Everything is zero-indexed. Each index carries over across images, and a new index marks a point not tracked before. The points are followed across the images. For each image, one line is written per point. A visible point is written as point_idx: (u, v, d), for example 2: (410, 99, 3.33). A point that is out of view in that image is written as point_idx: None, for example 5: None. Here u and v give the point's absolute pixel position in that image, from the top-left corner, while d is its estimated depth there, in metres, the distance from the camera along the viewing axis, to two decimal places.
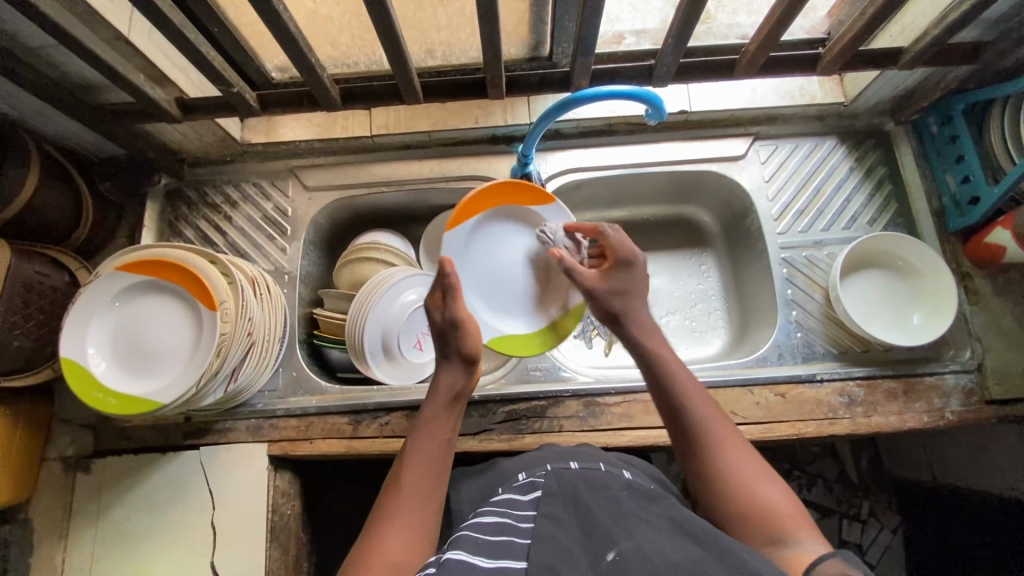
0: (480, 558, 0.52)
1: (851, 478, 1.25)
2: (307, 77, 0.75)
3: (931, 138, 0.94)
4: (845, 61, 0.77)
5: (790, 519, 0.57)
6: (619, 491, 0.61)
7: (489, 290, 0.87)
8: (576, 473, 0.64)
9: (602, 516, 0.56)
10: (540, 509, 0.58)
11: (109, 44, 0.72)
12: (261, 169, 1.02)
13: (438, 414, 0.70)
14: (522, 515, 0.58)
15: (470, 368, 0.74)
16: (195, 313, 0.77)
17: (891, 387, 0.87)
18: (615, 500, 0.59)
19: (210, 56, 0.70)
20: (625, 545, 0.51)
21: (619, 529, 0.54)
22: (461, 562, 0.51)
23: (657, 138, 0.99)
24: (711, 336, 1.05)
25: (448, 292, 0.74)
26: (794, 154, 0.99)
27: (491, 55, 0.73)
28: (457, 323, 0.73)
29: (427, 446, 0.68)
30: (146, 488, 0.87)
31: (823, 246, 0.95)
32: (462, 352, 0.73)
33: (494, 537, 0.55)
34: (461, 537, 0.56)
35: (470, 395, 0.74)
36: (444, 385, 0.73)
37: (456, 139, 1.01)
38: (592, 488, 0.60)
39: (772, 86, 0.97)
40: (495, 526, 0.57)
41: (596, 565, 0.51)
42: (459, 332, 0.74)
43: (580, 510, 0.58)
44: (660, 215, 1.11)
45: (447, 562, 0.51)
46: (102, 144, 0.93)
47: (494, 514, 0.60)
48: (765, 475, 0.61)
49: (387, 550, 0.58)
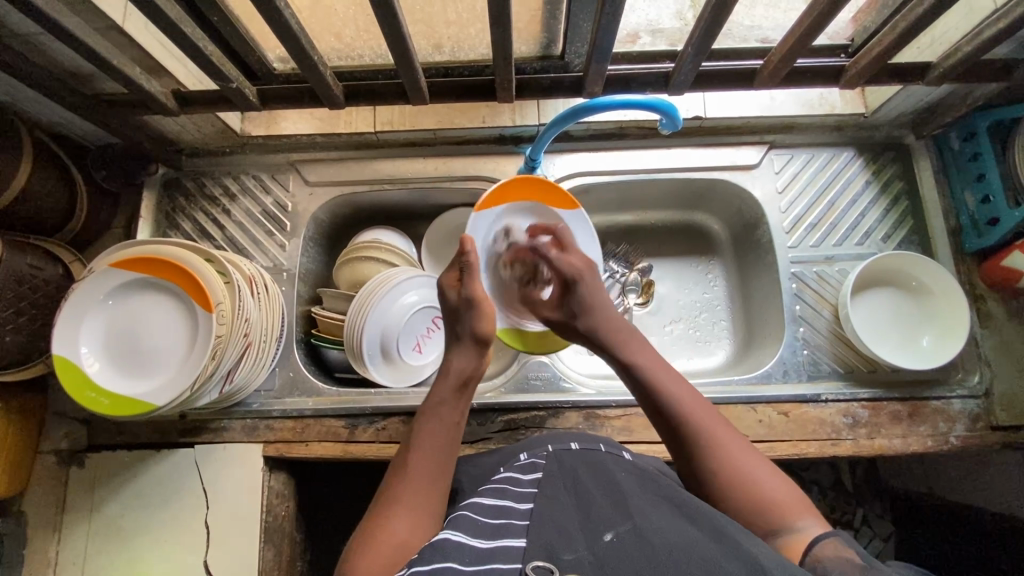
0: (479, 538, 0.50)
1: (845, 486, 1.23)
2: (310, 74, 0.72)
3: (952, 154, 0.92)
4: (869, 75, 0.74)
5: (783, 504, 0.57)
6: (619, 475, 0.60)
7: (497, 282, 0.87)
8: (578, 458, 0.64)
9: (602, 500, 0.55)
10: (540, 490, 0.58)
11: (102, 33, 0.69)
12: (261, 162, 0.99)
13: (446, 397, 0.69)
14: (521, 496, 0.58)
15: (481, 350, 0.73)
16: (189, 302, 0.76)
17: (896, 410, 0.86)
18: (616, 482, 0.58)
19: (208, 51, 0.68)
20: (623, 527, 0.50)
21: (618, 511, 0.52)
22: (460, 543, 0.50)
23: (670, 144, 0.96)
24: (714, 347, 1.03)
25: (465, 271, 0.75)
26: (809, 165, 0.96)
27: (502, 58, 0.70)
28: (471, 303, 0.74)
29: (435, 428, 0.67)
30: (141, 484, 0.87)
31: (835, 262, 0.93)
32: (473, 332, 0.73)
33: (492, 519, 0.54)
34: (460, 518, 0.55)
35: (480, 378, 0.73)
36: (455, 368, 0.71)
37: (463, 139, 0.98)
38: (593, 474, 0.60)
39: (792, 94, 0.93)
40: (495, 508, 0.56)
41: (592, 543, 0.49)
42: (472, 311, 0.73)
43: (582, 493, 0.57)
44: (669, 221, 1.09)
45: (445, 542, 0.49)
46: (99, 132, 0.90)
47: (494, 495, 0.59)
48: (753, 457, 0.60)
49: (395, 530, 0.56)
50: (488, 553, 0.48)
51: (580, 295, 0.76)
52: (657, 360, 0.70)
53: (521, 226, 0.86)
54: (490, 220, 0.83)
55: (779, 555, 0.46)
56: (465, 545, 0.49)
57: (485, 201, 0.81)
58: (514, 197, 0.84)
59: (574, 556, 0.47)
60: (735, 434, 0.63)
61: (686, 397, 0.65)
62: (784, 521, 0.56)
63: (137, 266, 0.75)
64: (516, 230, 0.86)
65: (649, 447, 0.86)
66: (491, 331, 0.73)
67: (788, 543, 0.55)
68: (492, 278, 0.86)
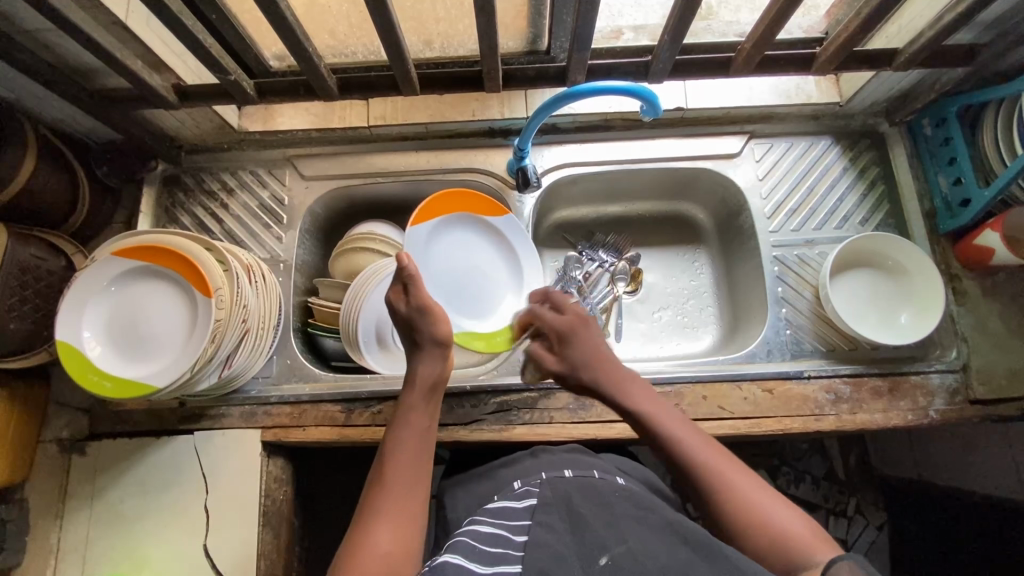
0: (477, 563, 0.55)
1: (839, 475, 1.26)
2: (304, 66, 0.75)
3: (924, 140, 0.95)
4: (839, 61, 0.78)
5: (806, 543, 0.58)
6: (612, 497, 0.63)
7: (454, 292, 0.94)
8: (572, 483, 0.66)
9: (597, 522, 0.58)
10: (536, 517, 0.60)
11: (107, 29, 0.72)
12: (259, 157, 1.03)
13: (416, 404, 0.72)
14: (517, 525, 0.60)
15: (444, 354, 0.76)
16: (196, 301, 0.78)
17: (877, 385, 0.88)
18: (608, 507, 0.61)
19: (208, 43, 0.71)
20: (617, 549, 0.54)
21: (612, 533, 0.56)
22: (458, 566, 0.55)
23: (654, 134, 1.00)
24: (702, 332, 1.06)
25: (407, 281, 0.76)
26: (789, 153, 0.99)
27: (487, 48, 0.73)
28: (424, 310, 0.76)
29: (408, 435, 0.70)
30: (141, 470, 0.88)
31: (815, 245, 0.96)
32: (434, 338, 0.75)
33: (490, 546, 0.57)
34: (458, 542, 0.59)
35: (446, 383, 0.76)
36: (422, 375, 0.74)
37: (454, 132, 1.01)
38: (587, 497, 0.62)
39: (769, 84, 0.97)
40: (492, 535, 0.59)
41: (588, 567, 0.53)
42: (427, 316, 0.75)
43: (575, 517, 0.59)
44: (656, 211, 1.12)
45: (444, 567, 0.55)
46: (101, 129, 0.94)
47: (490, 521, 0.62)
48: (774, 500, 0.61)
49: (376, 544, 0.59)
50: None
51: (576, 350, 0.79)
52: (660, 403, 0.73)
53: (457, 233, 0.96)
54: (428, 231, 0.92)
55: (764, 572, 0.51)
56: (462, 568, 0.54)
57: (422, 214, 0.90)
58: (446, 209, 0.93)
59: None
60: (753, 476, 0.64)
61: (686, 435, 0.68)
62: (807, 561, 0.56)
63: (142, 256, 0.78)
64: (456, 237, 0.96)
65: None
66: (448, 330, 0.76)
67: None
68: (443, 286, 0.94)
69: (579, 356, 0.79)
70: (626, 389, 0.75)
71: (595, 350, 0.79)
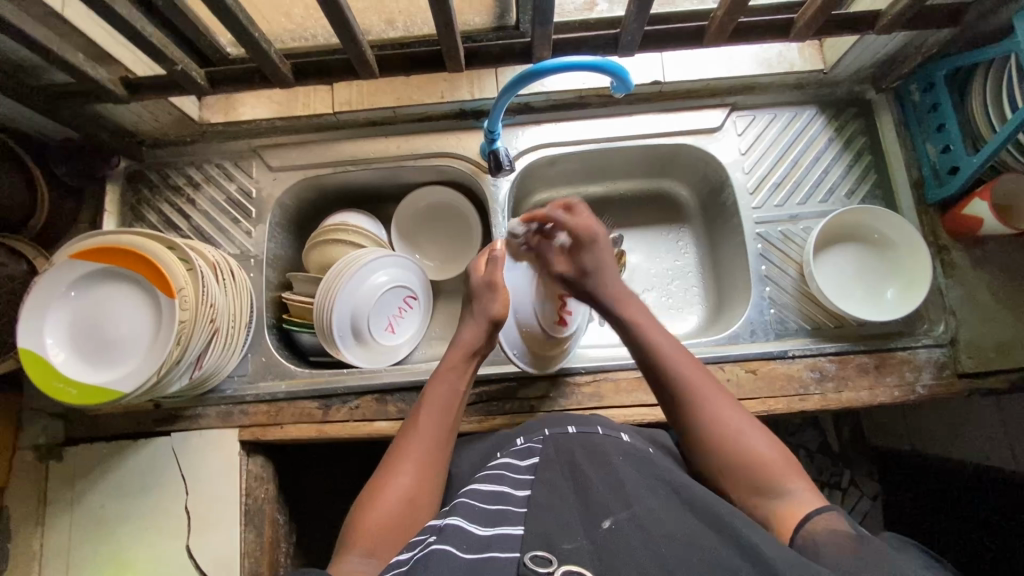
0: (476, 524, 0.52)
1: (833, 449, 1.28)
2: (251, 52, 0.71)
3: (913, 107, 0.91)
4: (818, 27, 0.74)
5: (777, 469, 0.59)
6: (615, 456, 0.61)
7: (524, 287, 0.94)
8: (574, 441, 0.65)
9: (599, 484, 0.55)
10: (537, 479, 0.59)
11: (40, 21, 0.68)
12: (223, 150, 0.99)
13: (454, 365, 0.77)
14: (518, 483, 0.59)
15: (491, 329, 0.81)
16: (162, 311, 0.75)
17: (863, 362, 0.86)
18: (612, 465, 0.59)
19: (147, 33, 0.67)
20: (620, 514, 0.51)
21: (616, 499, 0.53)
22: (459, 528, 0.52)
23: (631, 110, 0.96)
24: (686, 313, 1.04)
25: (491, 259, 0.84)
26: (771, 126, 0.96)
27: (445, 27, 0.69)
28: (493, 285, 0.82)
29: (441, 388, 0.75)
30: (121, 474, 0.88)
31: (799, 220, 0.93)
32: (487, 314, 0.80)
33: (491, 504, 0.56)
34: (460, 504, 0.57)
35: (486, 353, 0.80)
36: (464, 341, 0.79)
37: (424, 115, 0.97)
38: (591, 457, 0.60)
39: (749, 53, 0.93)
40: (493, 494, 0.58)
41: (591, 530, 0.50)
42: (491, 294, 0.82)
43: (578, 478, 0.57)
44: (638, 190, 1.09)
45: (446, 529, 0.52)
46: (55, 127, 0.90)
47: (490, 482, 0.60)
48: (742, 421, 0.64)
49: (400, 482, 0.65)
50: (486, 541, 0.50)
51: (591, 255, 0.82)
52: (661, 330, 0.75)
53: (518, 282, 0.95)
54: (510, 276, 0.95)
55: (783, 550, 0.46)
56: (465, 530, 0.52)
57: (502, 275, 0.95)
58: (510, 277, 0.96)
59: (574, 546, 0.49)
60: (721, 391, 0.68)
61: (684, 365, 0.70)
62: (772, 484, 0.58)
63: (115, 259, 0.75)
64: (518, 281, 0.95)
65: (620, 411, 0.87)
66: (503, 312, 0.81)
67: (782, 511, 0.56)
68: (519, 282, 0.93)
69: (591, 263, 0.81)
70: (622, 304, 0.79)
71: (603, 260, 0.82)
